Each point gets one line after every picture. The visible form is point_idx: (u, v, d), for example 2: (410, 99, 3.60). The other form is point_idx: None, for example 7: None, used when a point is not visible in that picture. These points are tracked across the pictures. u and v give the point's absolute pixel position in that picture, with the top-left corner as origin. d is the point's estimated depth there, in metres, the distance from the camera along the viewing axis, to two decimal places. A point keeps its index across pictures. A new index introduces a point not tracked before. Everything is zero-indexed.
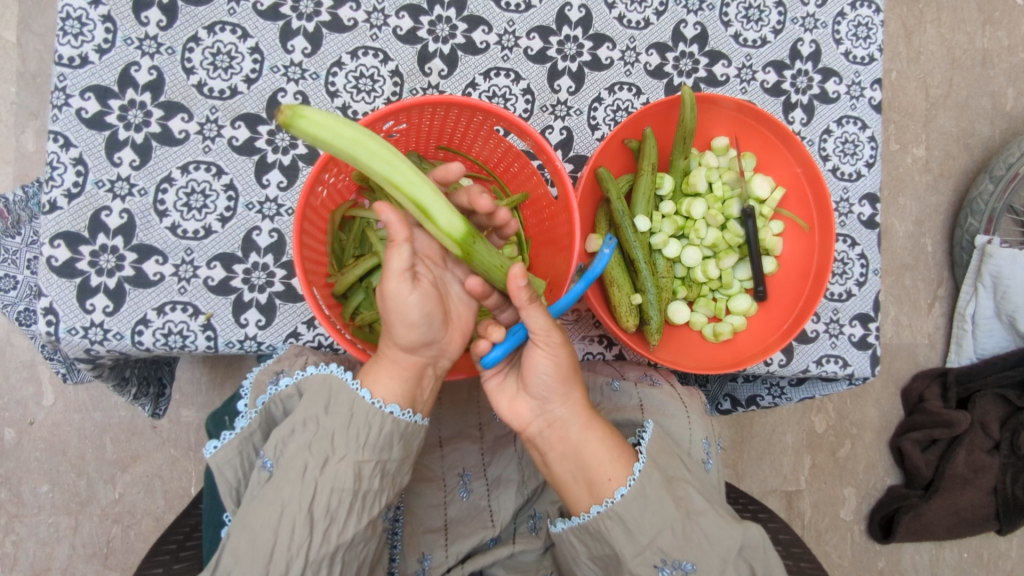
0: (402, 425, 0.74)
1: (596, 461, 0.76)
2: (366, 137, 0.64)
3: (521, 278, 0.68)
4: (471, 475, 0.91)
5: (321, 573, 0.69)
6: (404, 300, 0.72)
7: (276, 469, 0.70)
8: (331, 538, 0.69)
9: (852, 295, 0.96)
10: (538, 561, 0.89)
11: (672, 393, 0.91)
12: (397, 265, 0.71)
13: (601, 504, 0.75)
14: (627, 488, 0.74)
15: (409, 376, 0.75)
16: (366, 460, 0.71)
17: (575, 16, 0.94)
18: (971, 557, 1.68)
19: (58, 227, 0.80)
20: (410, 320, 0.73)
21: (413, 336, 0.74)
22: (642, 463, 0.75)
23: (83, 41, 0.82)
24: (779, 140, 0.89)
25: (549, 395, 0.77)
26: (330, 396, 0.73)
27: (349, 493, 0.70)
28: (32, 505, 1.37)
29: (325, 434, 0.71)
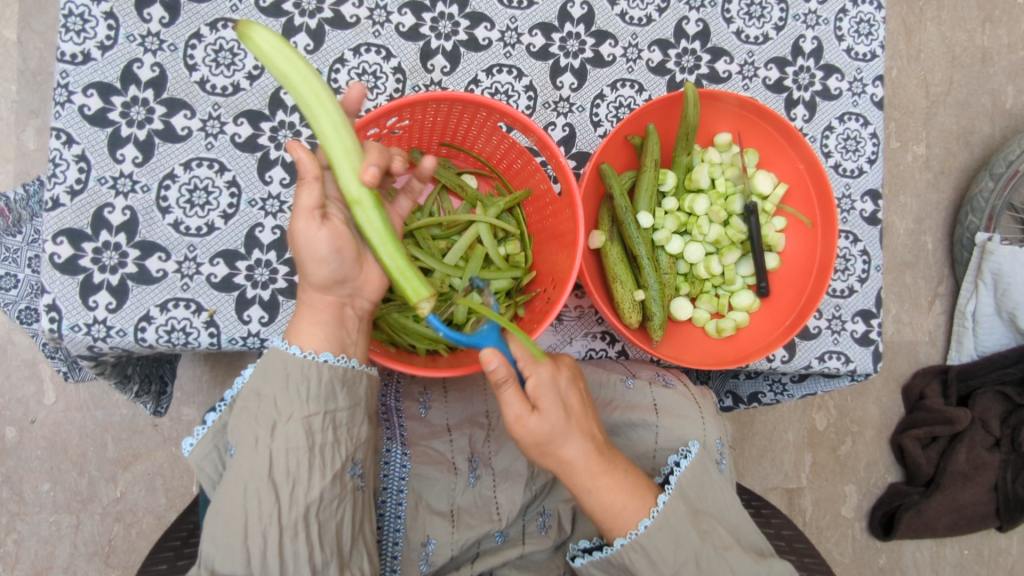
0: (339, 372, 0.72)
1: (606, 508, 0.74)
2: (306, 72, 0.69)
3: (492, 361, 0.67)
4: (480, 461, 0.91)
5: (298, 536, 0.68)
6: (313, 238, 0.71)
7: (235, 453, 0.69)
8: (298, 499, 0.69)
9: (855, 292, 0.96)
10: (549, 560, 0.90)
11: (685, 393, 0.93)
12: (310, 202, 0.71)
13: (624, 538, 0.73)
14: (651, 519, 0.73)
15: (327, 319, 0.75)
16: (311, 414, 0.70)
17: (577, 13, 0.94)
18: (971, 553, 1.68)
19: (60, 224, 0.80)
20: (319, 258, 0.72)
21: (326, 276, 0.73)
22: (667, 496, 0.75)
23: (85, 38, 0.82)
24: (782, 136, 0.90)
25: (554, 445, 0.73)
26: (266, 365, 0.71)
27: (304, 451, 0.69)
28: (34, 504, 1.37)
29: (267, 402, 0.70)
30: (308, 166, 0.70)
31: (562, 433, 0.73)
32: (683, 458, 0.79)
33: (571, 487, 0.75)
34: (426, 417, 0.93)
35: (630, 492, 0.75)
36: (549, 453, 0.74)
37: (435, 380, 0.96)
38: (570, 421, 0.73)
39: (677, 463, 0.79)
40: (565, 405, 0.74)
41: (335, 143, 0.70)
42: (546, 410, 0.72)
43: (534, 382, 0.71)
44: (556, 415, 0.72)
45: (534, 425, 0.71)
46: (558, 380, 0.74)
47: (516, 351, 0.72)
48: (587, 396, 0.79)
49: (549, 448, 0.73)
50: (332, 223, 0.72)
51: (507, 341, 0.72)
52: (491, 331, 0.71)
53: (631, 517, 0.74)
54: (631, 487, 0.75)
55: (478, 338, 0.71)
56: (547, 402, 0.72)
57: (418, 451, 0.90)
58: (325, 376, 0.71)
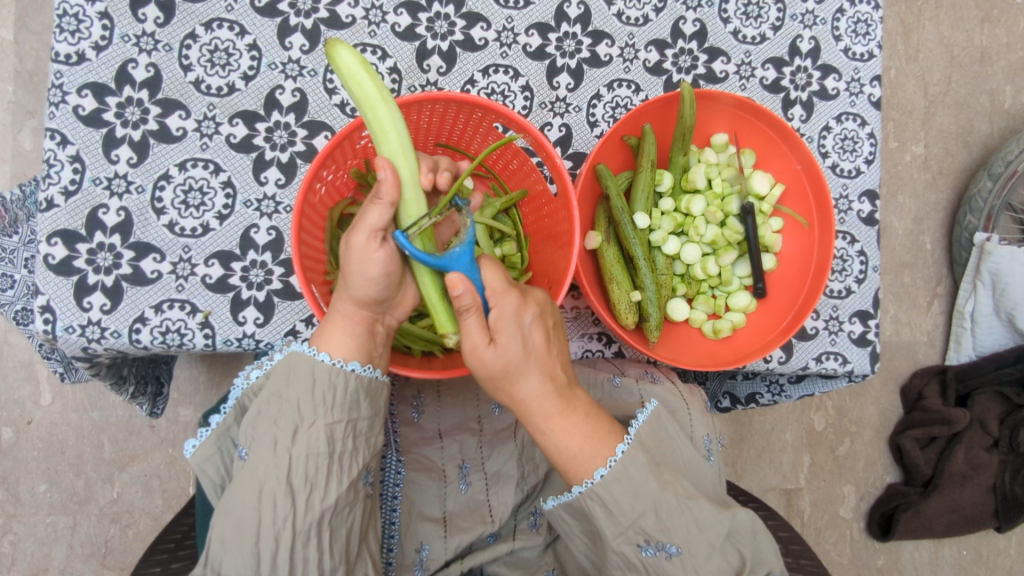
0: (364, 381, 0.72)
1: (562, 451, 0.73)
2: (388, 103, 0.68)
3: (458, 287, 0.66)
4: (471, 467, 0.91)
5: (310, 543, 0.68)
6: (371, 258, 0.68)
7: (252, 455, 0.69)
8: (314, 505, 0.68)
9: (852, 292, 0.96)
10: (539, 558, 0.91)
11: (672, 390, 0.91)
12: (375, 221, 0.68)
13: (581, 485, 0.73)
14: (607, 469, 0.72)
15: (361, 332, 0.73)
16: (336, 421, 0.70)
17: (574, 13, 0.93)
18: (970, 554, 1.68)
19: (55, 224, 0.80)
20: (368, 277, 0.69)
21: (370, 294, 0.71)
22: (626, 446, 0.73)
23: (80, 38, 0.81)
24: (779, 136, 0.89)
25: (512, 381, 0.71)
26: (288, 368, 0.70)
27: (325, 457, 0.69)
28: (30, 505, 1.37)
29: (290, 405, 0.69)
30: (387, 187, 0.68)
31: (521, 370, 0.70)
32: (641, 413, 0.78)
33: (527, 425, 0.73)
34: (418, 421, 0.93)
35: (589, 437, 0.73)
36: (506, 388, 0.71)
37: (427, 384, 0.95)
38: (531, 358, 0.70)
39: (637, 416, 0.78)
40: (528, 341, 0.70)
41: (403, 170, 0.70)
42: (506, 344, 0.69)
43: (498, 314, 0.68)
44: (516, 351, 0.69)
45: (492, 358, 0.69)
46: (524, 315, 0.70)
47: (485, 279, 0.69)
48: (556, 332, 0.75)
49: (506, 383, 0.71)
50: (392, 245, 0.70)
51: (477, 268, 0.70)
52: (465, 253, 0.70)
53: (588, 465, 0.72)
54: (590, 433, 0.73)
55: (448, 261, 0.69)
56: (508, 336, 0.69)
57: (411, 459, 0.90)
58: (351, 385, 0.71)
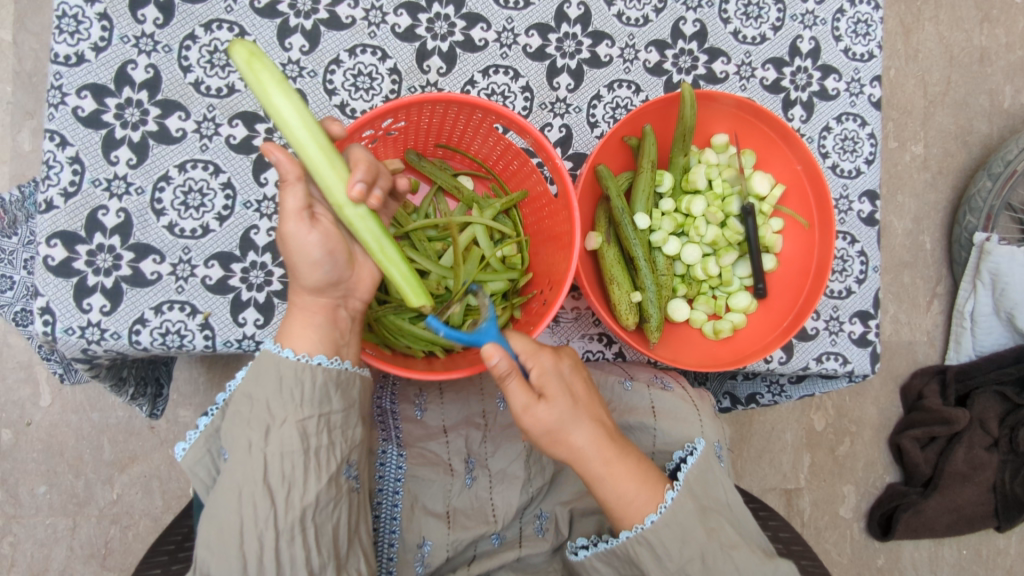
0: (333, 374, 0.72)
1: (616, 500, 0.74)
2: (281, 88, 0.67)
3: (493, 356, 0.67)
4: (476, 462, 0.91)
5: (294, 541, 0.68)
6: (303, 240, 0.70)
7: (230, 458, 0.69)
8: (295, 504, 0.68)
9: (853, 293, 0.96)
10: (547, 563, 0.90)
11: (684, 396, 0.93)
12: (293, 203, 0.69)
13: (631, 531, 0.74)
14: (660, 513, 0.73)
15: (321, 321, 0.74)
16: (306, 417, 0.70)
17: (574, 13, 0.93)
18: (970, 554, 1.68)
19: (54, 226, 0.80)
20: (309, 260, 0.70)
21: (319, 279, 0.72)
22: (676, 492, 0.75)
23: (79, 39, 0.81)
24: (779, 137, 0.89)
25: (564, 429, 0.72)
26: (258, 368, 0.71)
27: (299, 455, 0.69)
28: (30, 507, 1.37)
29: (261, 405, 0.69)
30: (286, 166, 0.68)
31: (570, 423, 0.72)
32: (690, 456, 0.80)
33: (582, 474, 0.74)
34: (422, 418, 0.92)
35: (640, 483, 0.74)
36: (559, 442, 0.73)
37: (431, 380, 0.95)
38: (577, 407, 0.73)
39: (686, 461, 0.80)
40: (572, 392, 0.73)
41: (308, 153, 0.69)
42: (554, 399, 0.71)
43: (540, 371, 0.71)
44: (563, 403, 0.71)
45: (543, 416, 0.71)
46: (561, 369, 0.73)
47: (518, 341, 0.72)
48: (592, 381, 0.78)
49: (559, 439, 0.73)
50: (321, 223, 0.71)
51: (506, 337, 0.73)
52: (491, 328, 0.75)
53: (640, 510, 0.73)
54: (640, 480, 0.74)
55: (478, 336, 0.74)
56: (554, 390, 0.71)
57: (414, 454, 0.90)
58: (319, 379, 0.71)
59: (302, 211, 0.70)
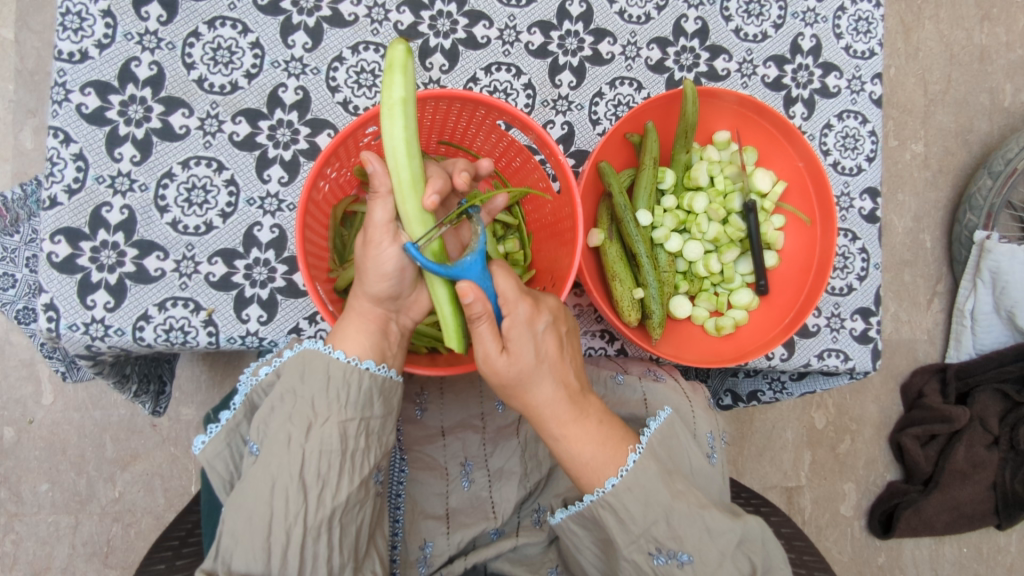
0: (379, 380, 0.72)
1: (575, 457, 0.74)
2: (405, 112, 0.65)
3: (468, 295, 0.65)
4: (474, 464, 0.91)
5: (320, 539, 0.68)
6: (384, 252, 0.70)
7: (263, 451, 0.69)
8: (327, 502, 0.69)
9: (854, 289, 0.96)
10: (543, 556, 0.90)
11: (675, 387, 0.91)
12: (380, 217, 0.70)
13: (594, 493, 0.74)
14: (619, 479, 0.73)
15: (375, 330, 0.73)
16: (349, 419, 0.70)
17: (576, 11, 0.93)
18: (970, 551, 1.68)
19: (58, 223, 0.80)
20: (382, 272, 0.70)
21: (386, 291, 0.72)
22: (637, 455, 0.74)
23: (83, 36, 0.81)
24: (780, 133, 0.90)
25: (527, 383, 0.72)
26: (302, 364, 0.71)
27: (338, 455, 0.69)
28: (32, 504, 1.37)
29: (304, 402, 0.70)
30: (380, 179, 0.70)
31: (532, 376, 0.71)
32: (652, 421, 0.80)
33: (541, 430, 0.75)
34: (421, 419, 0.93)
35: (601, 444, 0.74)
36: (519, 396, 0.73)
37: (431, 381, 0.96)
38: (542, 365, 0.72)
39: (649, 424, 0.79)
40: (541, 350, 0.72)
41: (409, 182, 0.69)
42: (518, 352, 0.70)
43: (511, 322, 0.69)
44: (528, 359, 0.71)
45: (504, 367, 0.70)
46: (536, 324, 0.71)
47: (498, 285, 0.70)
48: (569, 339, 0.77)
49: (521, 392, 0.73)
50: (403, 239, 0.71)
51: (491, 275, 0.70)
52: (476, 262, 0.70)
53: (600, 470, 0.74)
54: (601, 439, 0.75)
55: (458, 270, 0.69)
56: (520, 344, 0.70)
57: (414, 457, 0.90)
58: (365, 383, 0.71)
59: (390, 224, 0.70)
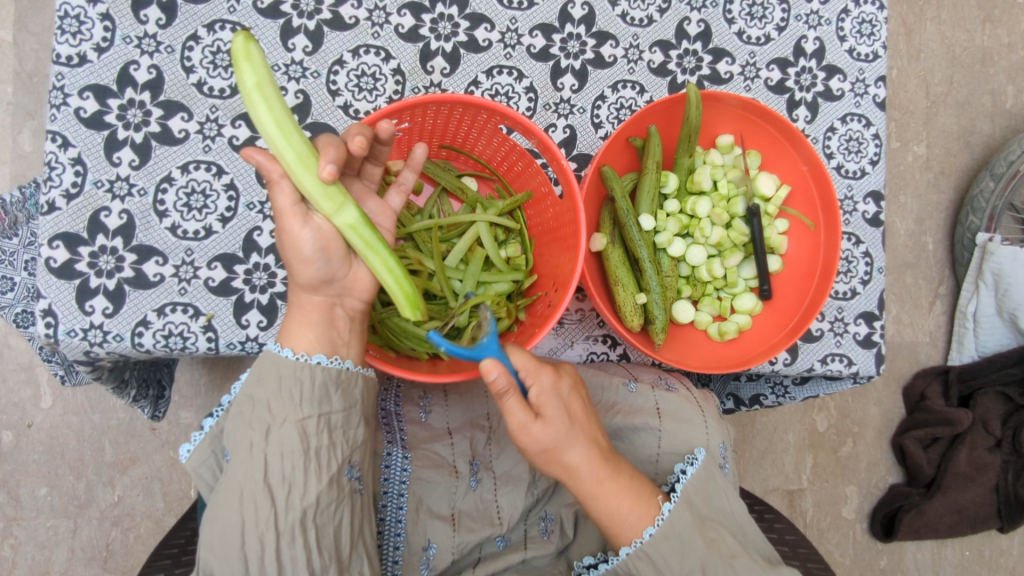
0: (333, 373, 0.71)
1: (612, 514, 0.73)
2: (263, 95, 0.64)
3: (492, 371, 0.65)
4: (481, 465, 0.90)
5: (295, 542, 0.68)
6: (296, 237, 0.69)
7: (232, 458, 0.68)
8: (295, 504, 0.68)
9: (857, 294, 0.95)
10: (550, 565, 0.89)
11: (687, 397, 0.92)
12: (284, 204, 0.68)
13: (630, 546, 0.73)
14: (656, 527, 0.73)
15: (318, 320, 0.73)
16: (306, 417, 0.69)
17: (578, 14, 0.93)
18: (972, 554, 1.67)
19: (57, 227, 0.79)
20: (302, 259, 0.70)
21: (314, 278, 0.71)
22: (671, 505, 0.75)
23: (81, 39, 0.81)
24: (784, 137, 0.89)
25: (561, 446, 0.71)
26: (259, 368, 0.71)
27: (299, 456, 0.68)
28: (31, 509, 1.36)
29: (261, 405, 0.69)
30: (270, 167, 0.67)
31: (567, 440, 0.71)
32: (690, 465, 0.80)
33: (576, 493, 0.74)
34: (426, 421, 0.92)
35: (634, 498, 0.74)
36: (555, 461, 0.72)
37: (435, 385, 0.95)
38: (574, 427, 0.72)
39: (682, 472, 0.79)
40: (569, 412, 0.72)
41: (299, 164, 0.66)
42: (551, 418, 0.70)
43: (538, 390, 0.70)
44: (559, 423, 0.70)
45: (539, 434, 0.70)
46: (561, 387, 0.72)
47: (518, 359, 0.69)
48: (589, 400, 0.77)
49: (555, 456, 0.72)
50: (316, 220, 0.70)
51: (508, 353, 0.70)
52: (492, 341, 0.70)
53: (637, 525, 0.73)
54: (636, 494, 0.74)
55: (478, 351, 0.68)
56: (551, 408, 0.70)
57: (419, 455, 0.89)
58: (318, 377, 0.71)
59: (296, 207, 0.69)
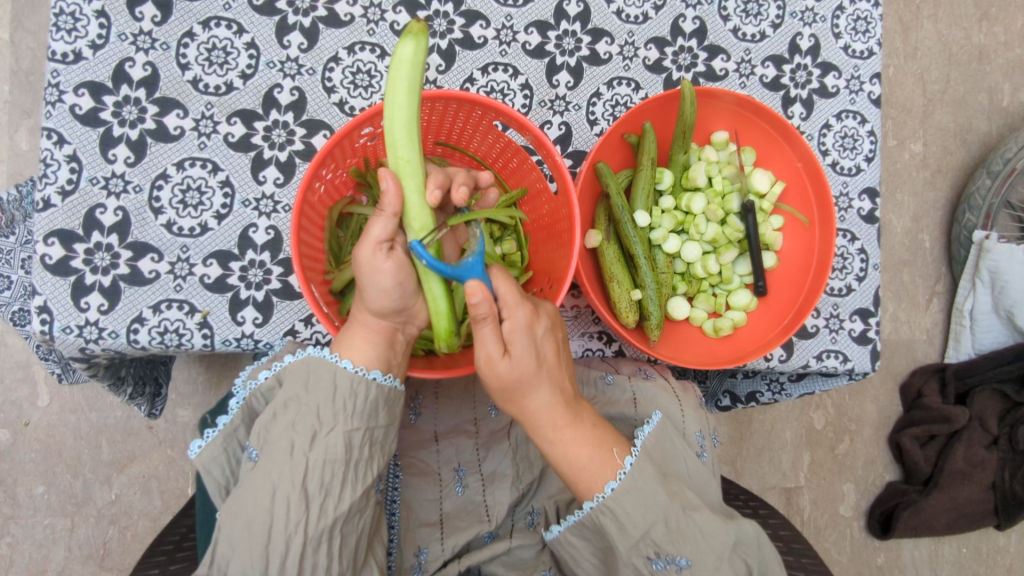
0: (385, 391, 0.73)
1: (568, 462, 0.73)
2: (407, 103, 0.66)
3: (476, 295, 0.65)
4: (467, 470, 0.91)
5: (320, 548, 0.68)
6: (379, 267, 0.69)
7: (259, 455, 0.69)
8: (328, 512, 0.68)
9: (853, 290, 0.96)
10: (536, 557, 0.89)
11: (665, 386, 0.91)
12: (377, 232, 0.69)
13: (593, 500, 0.73)
14: (617, 482, 0.73)
15: (380, 341, 0.73)
16: (354, 428, 0.70)
17: (573, 11, 0.93)
18: (969, 552, 1.68)
19: (52, 224, 0.79)
20: (380, 288, 0.70)
21: (387, 305, 0.72)
22: (634, 459, 0.74)
23: (76, 36, 0.81)
24: (779, 133, 0.89)
25: (525, 382, 0.70)
26: (306, 374, 0.71)
27: (341, 464, 0.69)
28: (28, 507, 1.36)
29: (310, 410, 0.70)
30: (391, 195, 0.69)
31: (532, 381, 0.71)
32: (646, 425, 0.80)
33: (536, 437, 0.74)
34: (416, 423, 0.93)
35: (597, 447, 0.74)
36: (515, 401, 0.72)
37: (425, 385, 0.95)
38: (541, 369, 0.71)
39: (642, 428, 0.79)
40: (539, 353, 0.71)
41: (411, 171, 0.70)
42: (520, 354, 0.69)
43: (511, 325, 0.69)
44: (527, 363, 0.70)
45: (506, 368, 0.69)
46: (536, 328, 0.71)
47: (499, 288, 0.69)
48: (562, 343, 0.76)
49: (517, 395, 0.71)
50: (399, 253, 0.71)
51: (489, 277, 0.70)
52: (477, 263, 0.71)
53: (597, 479, 0.73)
54: (598, 444, 0.74)
55: (461, 271, 0.70)
56: (521, 347, 0.69)
57: (409, 463, 0.90)
58: (371, 394, 0.72)
59: (382, 242, 0.69)
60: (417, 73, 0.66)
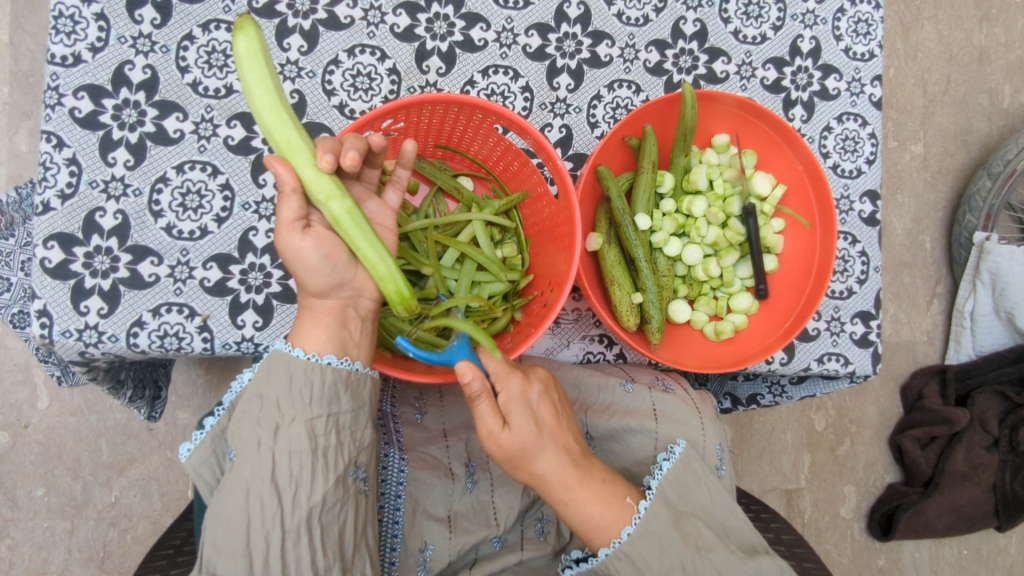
0: (343, 374, 0.71)
1: (585, 521, 0.73)
2: (263, 90, 0.66)
3: (466, 374, 0.67)
4: (477, 466, 0.91)
5: (300, 541, 0.67)
6: (298, 248, 0.69)
7: (236, 457, 0.68)
8: (301, 503, 0.68)
9: (854, 293, 0.95)
10: (546, 565, 0.90)
11: (685, 398, 0.92)
12: (287, 213, 0.68)
13: (610, 546, 0.73)
14: (633, 527, 0.73)
15: (331, 322, 0.72)
16: (316, 416, 0.69)
17: (574, 13, 0.93)
18: (970, 553, 1.68)
19: (51, 228, 0.79)
20: (308, 268, 0.70)
21: (322, 283, 0.71)
22: (648, 501, 0.74)
23: (76, 39, 0.81)
24: (780, 136, 0.89)
25: (530, 450, 0.72)
26: (268, 367, 0.70)
27: (308, 455, 0.68)
28: (28, 510, 1.36)
29: (271, 404, 0.69)
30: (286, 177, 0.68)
31: (535, 447, 0.72)
32: (666, 459, 0.79)
33: (550, 501, 0.74)
34: (423, 422, 0.93)
35: (609, 502, 0.74)
36: (523, 468, 0.73)
37: (431, 386, 0.96)
38: (543, 435, 0.72)
39: (659, 466, 0.78)
40: (538, 419, 0.73)
41: (298, 149, 0.68)
42: (519, 423, 0.71)
43: (505, 396, 0.71)
44: (527, 430, 0.71)
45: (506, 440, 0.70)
46: (529, 394, 0.72)
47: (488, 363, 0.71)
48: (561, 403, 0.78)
49: (523, 463, 0.73)
50: (317, 229, 0.70)
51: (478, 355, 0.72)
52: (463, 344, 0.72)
53: (613, 527, 0.73)
54: (609, 497, 0.74)
55: (449, 354, 0.71)
56: (519, 415, 0.71)
57: (415, 457, 0.89)
58: (328, 378, 0.70)
59: (296, 222, 0.69)
60: (263, 59, 0.65)
